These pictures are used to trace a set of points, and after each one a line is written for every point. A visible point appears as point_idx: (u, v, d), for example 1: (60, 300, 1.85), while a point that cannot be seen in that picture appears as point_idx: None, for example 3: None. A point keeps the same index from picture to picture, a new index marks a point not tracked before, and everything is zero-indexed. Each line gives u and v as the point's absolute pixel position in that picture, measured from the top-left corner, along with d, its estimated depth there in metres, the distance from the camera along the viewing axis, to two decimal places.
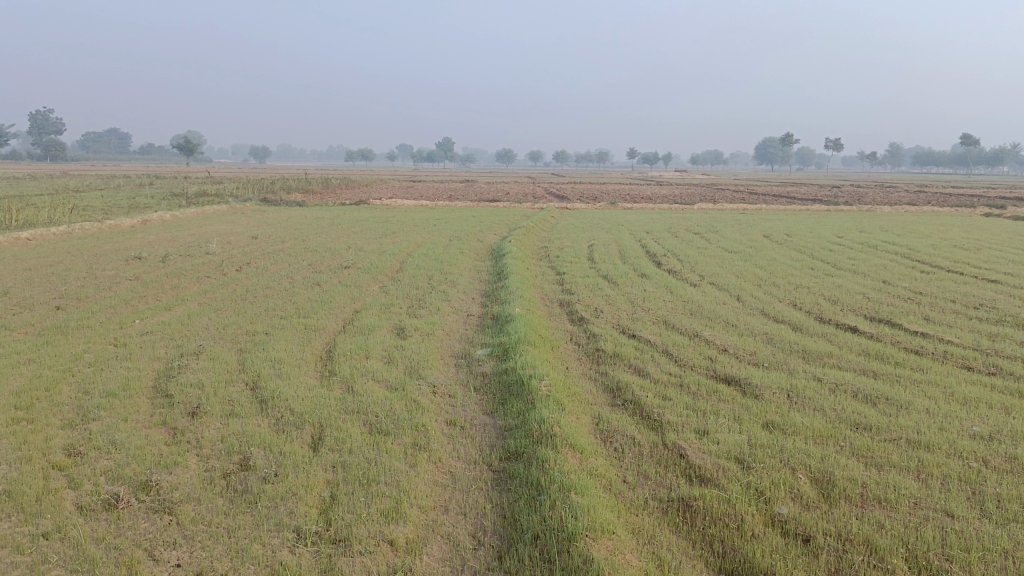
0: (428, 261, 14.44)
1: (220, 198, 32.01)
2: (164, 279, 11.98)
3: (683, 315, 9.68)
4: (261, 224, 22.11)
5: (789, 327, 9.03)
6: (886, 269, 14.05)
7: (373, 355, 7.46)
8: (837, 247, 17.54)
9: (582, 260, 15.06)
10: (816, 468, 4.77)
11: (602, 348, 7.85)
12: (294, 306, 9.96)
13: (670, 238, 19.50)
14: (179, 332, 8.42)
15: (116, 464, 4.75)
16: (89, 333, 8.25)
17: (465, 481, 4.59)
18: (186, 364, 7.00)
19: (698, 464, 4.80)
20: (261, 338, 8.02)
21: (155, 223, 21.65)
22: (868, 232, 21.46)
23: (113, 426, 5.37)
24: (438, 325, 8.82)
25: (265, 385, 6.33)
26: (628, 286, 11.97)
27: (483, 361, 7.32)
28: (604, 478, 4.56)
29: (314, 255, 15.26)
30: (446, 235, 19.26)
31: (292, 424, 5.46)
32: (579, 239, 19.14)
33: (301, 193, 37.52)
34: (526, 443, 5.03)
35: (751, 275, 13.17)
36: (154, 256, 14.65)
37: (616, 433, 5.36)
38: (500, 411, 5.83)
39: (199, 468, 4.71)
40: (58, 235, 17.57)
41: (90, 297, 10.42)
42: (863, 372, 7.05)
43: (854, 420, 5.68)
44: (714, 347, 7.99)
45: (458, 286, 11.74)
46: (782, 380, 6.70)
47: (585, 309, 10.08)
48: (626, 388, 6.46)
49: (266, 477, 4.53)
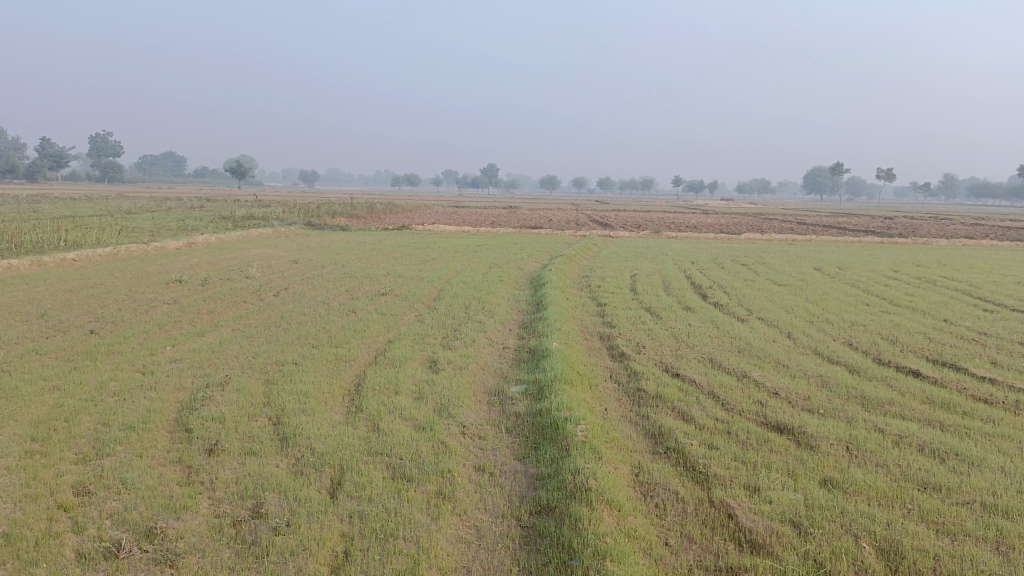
0: (466, 289, 14.17)
1: (264, 222, 32.35)
2: (201, 304, 11.91)
3: (730, 353, 9.19)
4: (303, 248, 22.16)
5: (845, 369, 8.48)
6: (946, 307, 13.34)
7: (402, 389, 7.16)
8: (894, 282, 16.78)
9: (624, 290, 14.66)
10: (882, 536, 4.28)
11: (643, 388, 7.41)
12: (326, 334, 9.75)
13: (716, 269, 18.95)
14: (208, 360, 8.24)
15: (123, 507, 4.49)
16: (119, 359, 8.12)
17: (490, 538, 4.22)
18: (211, 395, 6.77)
19: (748, 527, 4.36)
20: (289, 369, 7.78)
21: (199, 245, 21.87)
22: (926, 266, 20.59)
23: (126, 463, 5.14)
24: (472, 358, 8.49)
25: (288, 421, 6.05)
26: (671, 319, 11.52)
27: (517, 399, 6.95)
28: (643, 541, 4.15)
29: (353, 281, 15.12)
30: (486, 262, 19.01)
31: (311, 465, 5.16)
32: (622, 268, 18.73)
33: (344, 217, 37.78)
34: (559, 496, 4.65)
35: (802, 311, 12.59)
36: (194, 279, 14.68)
37: (657, 487, 4.95)
38: (533, 457, 5.45)
39: (209, 514, 4.43)
40: (104, 256, 17.82)
41: (125, 321, 10.36)
42: (929, 423, 6.49)
43: (921, 478, 5.16)
44: (764, 389, 7.50)
45: (494, 316, 11.43)
46: (839, 430, 6.18)
47: (626, 344, 9.65)
48: (669, 434, 6.02)
49: (277, 527, 4.21)
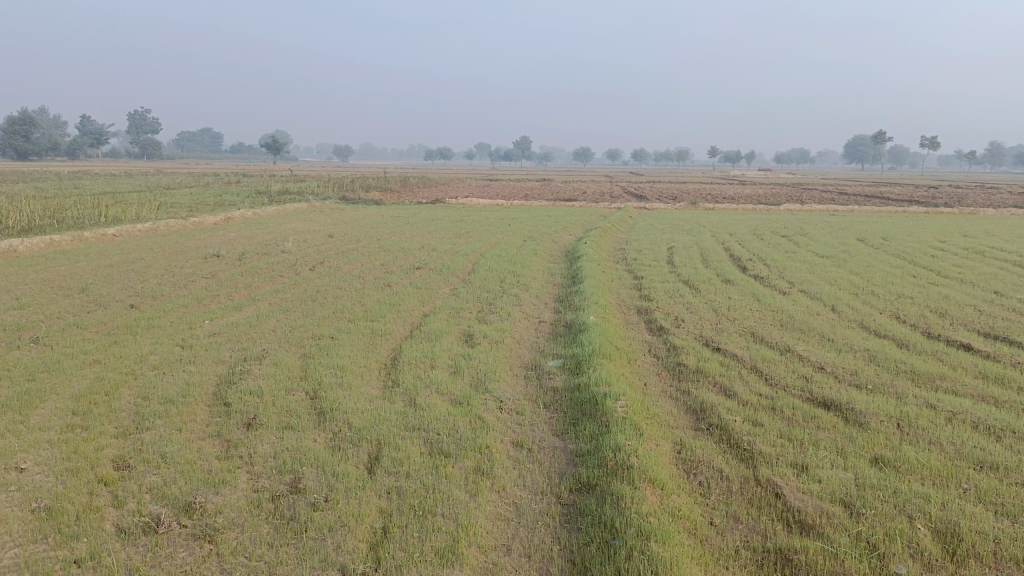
0: (501, 262, 14.05)
1: (300, 196, 32.53)
2: (238, 278, 11.97)
3: (772, 327, 8.97)
4: (339, 222, 22.23)
5: (893, 343, 8.21)
6: (997, 278, 12.88)
7: (438, 363, 7.10)
8: (942, 253, 16.25)
9: (661, 263, 14.44)
10: (938, 517, 4.10)
11: (683, 363, 7.27)
12: (362, 308, 9.73)
13: (755, 241, 18.57)
14: (245, 334, 8.26)
15: (163, 481, 4.50)
16: (158, 333, 8.18)
17: (531, 516, 4.13)
18: (249, 368, 6.78)
19: (797, 507, 4.22)
20: (326, 343, 7.76)
21: (236, 220, 22.05)
22: (974, 236, 19.96)
23: (166, 437, 5.15)
24: (508, 332, 8.40)
25: (325, 395, 6.02)
26: (711, 292, 11.29)
27: (554, 373, 6.85)
28: (687, 521, 4.04)
29: (387, 254, 15.10)
30: (520, 236, 18.86)
31: (349, 440, 5.12)
32: (658, 240, 18.46)
33: (378, 191, 37.85)
34: (600, 473, 4.55)
35: (845, 283, 12.25)
36: (231, 253, 14.78)
37: (701, 465, 4.82)
38: (572, 433, 5.35)
39: (248, 489, 4.41)
40: (144, 231, 18.04)
41: (164, 295, 10.45)
42: (983, 399, 6.24)
43: (977, 457, 4.96)
44: (809, 364, 7.30)
45: (530, 289, 11.30)
46: (889, 407, 5.97)
47: (665, 318, 9.48)
48: (711, 411, 5.88)
49: (315, 503, 4.17)
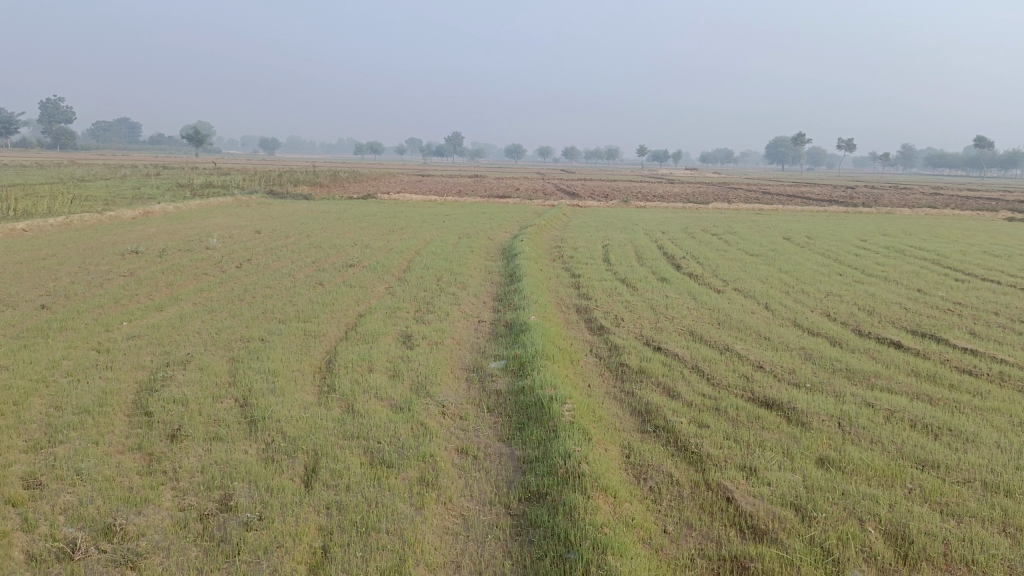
0: (436, 260, 13.80)
1: (225, 190, 31.49)
2: (159, 276, 11.39)
3: (710, 326, 9.02)
4: (266, 217, 21.54)
5: (827, 341, 8.35)
6: (918, 276, 13.34)
7: (377, 366, 6.83)
8: (865, 252, 16.78)
9: (597, 261, 14.45)
10: (887, 519, 4.11)
11: (626, 363, 7.20)
12: (294, 308, 9.35)
13: (686, 239, 18.82)
14: (168, 336, 7.80)
15: (78, 501, 4.14)
16: (73, 336, 7.66)
17: (480, 529, 3.95)
18: (172, 374, 6.38)
19: (749, 512, 4.16)
20: (255, 345, 7.39)
21: (157, 215, 21.11)
22: (893, 235, 20.71)
23: (81, 452, 4.76)
24: (447, 332, 8.19)
25: (256, 403, 5.70)
26: (648, 290, 11.32)
27: (497, 376, 6.68)
28: (641, 530, 3.93)
29: (318, 251, 14.65)
30: (455, 232, 18.62)
31: (283, 451, 4.83)
32: (593, 238, 18.51)
33: (307, 186, 36.94)
34: (550, 482, 4.40)
35: (777, 282, 12.46)
36: (152, 250, 14.09)
37: (650, 469, 4.74)
38: (518, 438, 5.19)
39: (174, 507, 4.10)
40: (56, 225, 17.07)
41: (78, 295, 9.83)
42: (918, 397, 6.37)
43: (918, 456, 5.01)
44: (748, 362, 7.34)
45: (467, 288, 11.11)
46: (830, 406, 6.02)
47: (604, 317, 9.43)
48: (657, 412, 5.81)
49: (248, 521, 3.89)
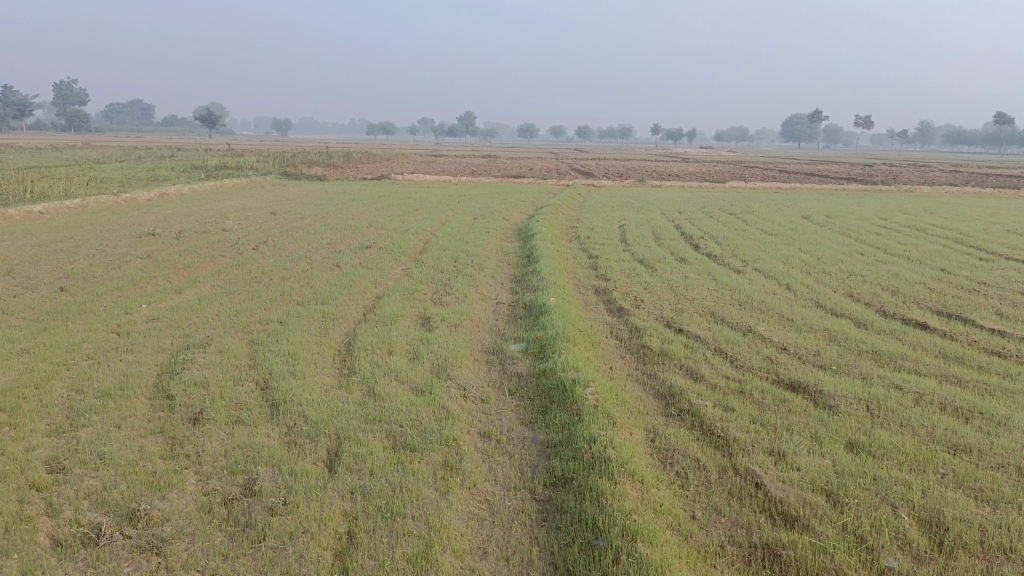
0: (452, 241, 13.73)
1: (238, 172, 31.47)
2: (176, 258, 11.37)
3: (731, 307, 8.91)
4: (280, 199, 21.51)
5: (852, 322, 8.22)
6: (942, 256, 13.12)
7: (396, 349, 6.79)
8: (886, 231, 16.54)
9: (615, 241, 14.32)
10: (920, 505, 4.03)
11: (647, 345, 7.12)
12: (311, 290, 9.31)
13: (704, 219, 18.61)
14: (187, 319, 7.78)
15: (102, 486, 4.12)
16: (92, 319, 7.65)
17: (506, 514, 3.91)
18: (192, 357, 6.36)
19: (779, 498, 4.09)
20: (274, 328, 7.36)
21: (172, 197, 21.11)
22: (914, 214, 20.43)
23: (104, 436, 4.74)
24: (466, 314, 8.13)
25: (277, 386, 5.66)
26: (667, 271, 11.20)
27: (517, 358, 6.62)
28: (670, 517, 3.87)
29: (334, 233, 14.61)
30: (470, 213, 18.52)
31: (305, 435, 4.80)
32: (609, 218, 18.35)
33: (322, 167, 36.89)
34: (575, 466, 4.34)
35: (797, 261, 12.30)
36: (168, 232, 14.09)
37: (676, 454, 4.67)
38: (541, 422, 5.13)
39: (198, 492, 4.07)
40: (72, 208, 17.10)
41: (97, 277, 9.84)
42: (946, 379, 6.26)
43: (950, 440, 4.92)
44: (772, 344, 7.24)
45: (485, 269, 11.02)
46: (857, 389, 5.92)
47: (623, 298, 9.33)
48: (681, 395, 5.73)
49: (272, 507, 3.85)
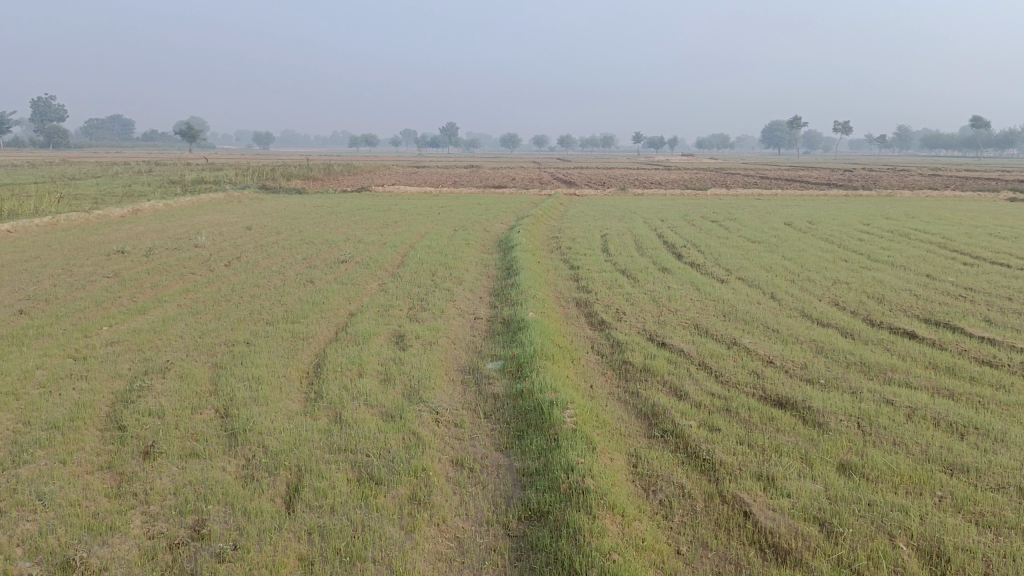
0: (430, 254, 13.44)
1: (216, 186, 31.11)
2: (144, 276, 11.02)
3: (714, 318, 8.68)
4: (256, 213, 21.18)
5: (839, 333, 7.99)
6: (926, 262, 12.96)
7: (367, 370, 6.48)
8: (870, 237, 16.40)
9: (596, 251, 14.09)
10: (918, 533, 3.77)
11: (629, 361, 6.86)
12: (282, 308, 8.99)
13: (687, 227, 18.43)
14: (149, 342, 7.44)
15: (39, 530, 3.79)
16: (49, 343, 7.30)
17: (476, 553, 3.62)
18: (150, 384, 6.02)
19: (770, 528, 3.82)
20: (240, 350, 7.03)
21: (146, 213, 20.68)
22: (896, 218, 20.36)
23: (46, 473, 4.41)
24: (442, 331, 7.84)
25: (238, 414, 5.34)
26: (650, 282, 10.96)
27: (493, 378, 6.33)
28: (653, 553, 3.59)
29: (310, 247, 14.27)
30: (451, 225, 18.25)
31: (263, 468, 4.49)
32: (591, 228, 18.15)
33: (301, 179, 36.50)
34: (551, 498, 4.06)
35: (781, 269, 12.10)
36: (138, 249, 13.71)
37: (659, 480, 4.40)
38: (516, 448, 4.85)
39: (143, 535, 3.75)
40: (42, 225, 16.68)
41: (59, 298, 9.48)
42: (937, 392, 6.03)
43: (945, 459, 4.68)
44: (758, 357, 7.00)
45: (463, 283, 10.75)
46: (847, 404, 5.68)
47: (605, 311, 9.08)
48: (664, 415, 5.46)
49: (221, 553, 3.55)
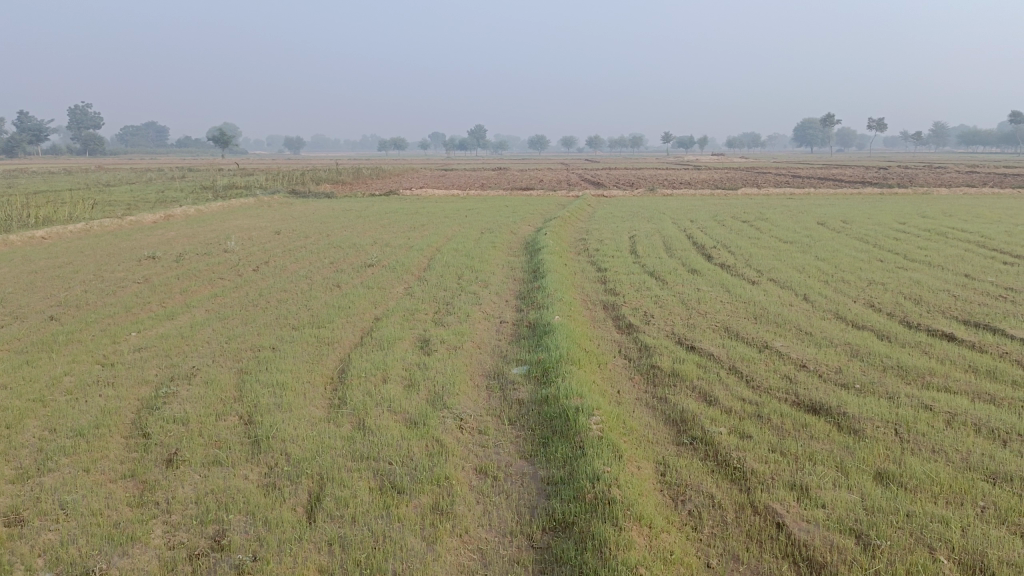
0: (457, 257, 13.39)
1: (248, 191, 31.51)
2: (173, 282, 11.11)
3: (745, 321, 8.49)
4: (285, 218, 21.32)
5: (874, 335, 7.78)
6: (964, 261, 12.62)
7: (391, 375, 6.43)
8: (906, 236, 16.02)
9: (624, 253, 13.93)
10: (960, 547, 3.60)
11: (657, 365, 6.72)
12: (308, 313, 8.98)
13: (716, 227, 18.16)
14: (176, 347, 7.47)
15: (61, 540, 3.78)
16: (78, 350, 7.35)
17: (499, 565, 3.52)
18: (175, 390, 6.02)
19: (804, 541, 3.68)
20: (265, 355, 7.03)
21: (177, 218, 20.93)
22: (933, 217, 19.88)
23: (70, 482, 4.41)
24: (467, 335, 7.77)
25: (261, 421, 5.31)
26: (678, 284, 10.78)
27: (519, 383, 6.24)
28: (681, 567, 3.47)
29: (337, 251, 14.30)
30: (478, 227, 18.21)
31: (285, 476, 4.45)
32: (620, 229, 17.98)
33: (329, 183, 36.71)
34: (577, 509, 3.96)
35: (814, 270, 11.85)
36: (169, 255, 13.83)
37: (688, 490, 4.27)
38: (540, 456, 4.75)
39: (163, 546, 3.72)
40: (76, 232, 16.95)
41: (90, 304, 9.58)
42: (979, 397, 5.81)
43: (987, 467, 4.49)
44: (790, 361, 6.82)
45: (489, 286, 10.67)
46: (883, 410, 5.49)
47: (632, 314, 8.94)
48: (693, 422, 5.32)
49: (240, 564, 3.50)
